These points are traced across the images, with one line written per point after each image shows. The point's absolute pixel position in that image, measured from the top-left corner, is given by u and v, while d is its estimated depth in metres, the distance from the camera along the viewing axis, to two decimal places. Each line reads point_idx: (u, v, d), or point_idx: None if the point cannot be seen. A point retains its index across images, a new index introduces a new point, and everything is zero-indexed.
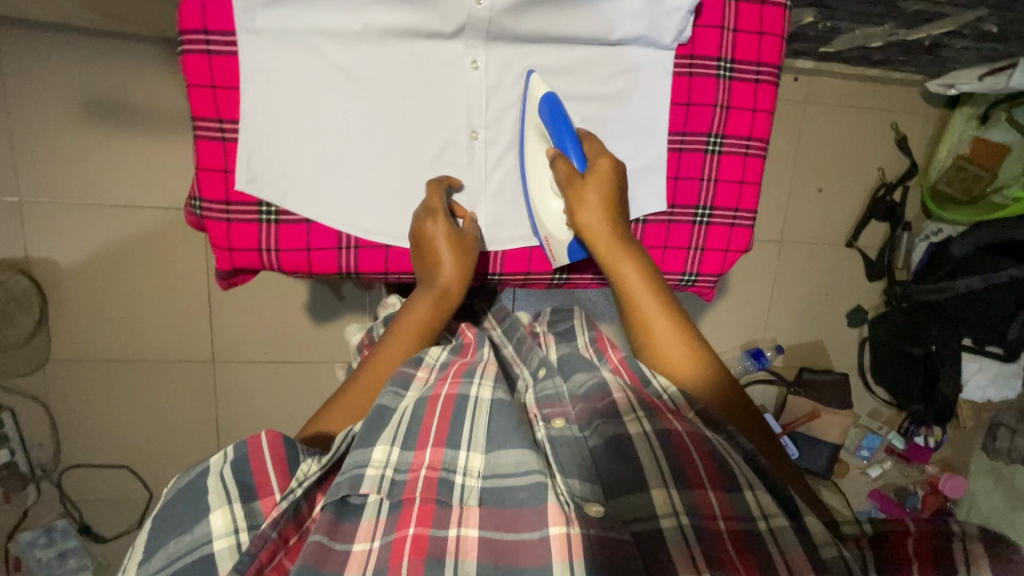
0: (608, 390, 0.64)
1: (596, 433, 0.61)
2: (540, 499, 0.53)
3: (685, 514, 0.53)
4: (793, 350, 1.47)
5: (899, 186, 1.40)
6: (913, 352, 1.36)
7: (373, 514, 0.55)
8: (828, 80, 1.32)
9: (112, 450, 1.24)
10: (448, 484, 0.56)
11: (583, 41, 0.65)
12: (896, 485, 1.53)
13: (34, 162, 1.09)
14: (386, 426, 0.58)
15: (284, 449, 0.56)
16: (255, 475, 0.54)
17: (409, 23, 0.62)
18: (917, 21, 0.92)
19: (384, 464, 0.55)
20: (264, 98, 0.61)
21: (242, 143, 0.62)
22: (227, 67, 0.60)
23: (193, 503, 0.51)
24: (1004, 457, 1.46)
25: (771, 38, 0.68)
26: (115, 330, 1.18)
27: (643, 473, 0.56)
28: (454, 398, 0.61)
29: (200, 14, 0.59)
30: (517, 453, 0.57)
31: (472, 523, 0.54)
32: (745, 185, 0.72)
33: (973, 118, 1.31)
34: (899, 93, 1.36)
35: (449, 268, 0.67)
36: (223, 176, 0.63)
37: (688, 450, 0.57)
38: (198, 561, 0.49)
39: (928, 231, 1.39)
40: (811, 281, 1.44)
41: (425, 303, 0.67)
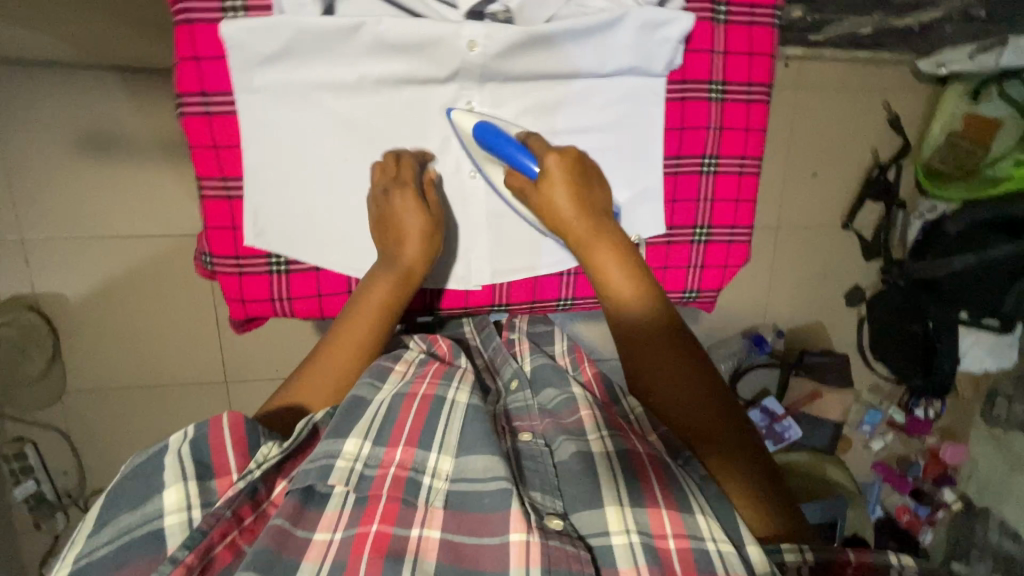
0: (575, 406, 0.71)
1: (562, 449, 0.66)
2: (506, 504, 0.57)
3: (637, 533, 0.56)
4: (793, 333, 1.49)
5: (893, 165, 1.41)
6: (913, 330, 1.41)
7: (338, 505, 0.57)
8: (820, 65, 1.31)
9: None
10: (415, 484, 0.59)
11: (574, 75, 0.66)
12: (899, 455, 1.59)
13: (32, 199, 1.09)
14: (358, 417, 0.62)
15: (245, 431, 0.59)
16: (213, 455, 0.57)
17: (402, 71, 0.64)
18: (905, 10, 0.92)
19: (355, 457, 0.59)
20: (273, 152, 0.65)
21: (251, 198, 0.66)
22: (226, 125, 0.64)
23: (146, 481, 0.55)
24: (1002, 424, 1.49)
25: (760, 57, 0.70)
26: (128, 357, 1.20)
27: (600, 491, 0.60)
28: (431, 399, 0.66)
29: (197, 79, 0.62)
30: (485, 460, 0.60)
31: (435, 523, 0.57)
32: (740, 203, 0.74)
33: (965, 94, 1.31)
34: (891, 72, 1.35)
35: (413, 250, 0.66)
36: (232, 233, 0.66)
37: (645, 469, 0.62)
38: (149, 533, 0.53)
39: (923, 209, 1.40)
40: (809, 265, 1.45)
41: (386, 280, 0.66)
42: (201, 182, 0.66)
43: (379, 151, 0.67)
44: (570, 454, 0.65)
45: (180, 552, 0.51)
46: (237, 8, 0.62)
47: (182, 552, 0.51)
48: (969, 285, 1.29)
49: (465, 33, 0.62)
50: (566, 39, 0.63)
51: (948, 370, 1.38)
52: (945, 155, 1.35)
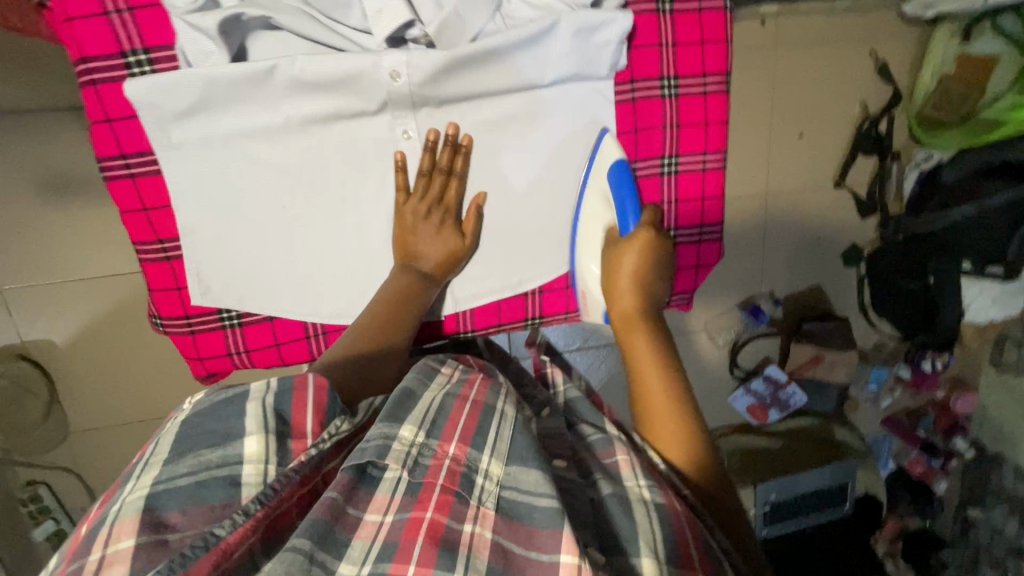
0: (612, 448, 0.66)
1: (600, 486, 0.61)
2: (558, 522, 0.51)
3: None
4: (793, 300, 1.46)
5: (884, 116, 1.34)
6: (912, 288, 1.36)
7: (389, 490, 0.53)
8: (799, 19, 1.25)
9: None
10: (468, 482, 0.55)
11: (500, 94, 0.80)
12: (908, 409, 1.58)
13: (6, 249, 1.09)
14: (411, 409, 0.60)
15: (326, 397, 0.56)
16: (294, 412, 0.53)
17: (346, 108, 0.76)
18: None
19: (409, 443, 0.56)
20: (257, 198, 0.78)
21: (248, 244, 0.79)
22: (148, 184, 0.77)
23: (225, 420, 0.50)
24: (1012, 369, 1.43)
25: (713, 44, 0.85)
26: (125, 394, 1.21)
27: (637, 541, 0.54)
28: (480, 406, 0.62)
29: (114, 143, 0.76)
30: (538, 473, 0.56)
31: (488, 525, 0.52)
32: (704, 199, 0.90)
33: (956, 34, 1.24)
34: (876, 17, 1.27)
35: (433, 248, 0.81)
36: (177, 293, 0.81)
37: (683, 525, 0.57)
38: (222, 476, 0.48)
39: (919, 158, 1.35)
40: (803, 229, 1.41)
41: (404, 273, 0.79)
42: (138, 246, 0.80)
43: (343, 180, 0.79)
44: (607, 493, 0.59)
45: (254, 506, 0.46)
46: (142, 62, 0.75)
47: (255, 505, 0.46)
48: (968, 235, 1.24)
49: (386, 66, 0.73)
50: (476, 64, 0.76)
51: (951, 323, 1.36)
52: (939, 101, 1.28)
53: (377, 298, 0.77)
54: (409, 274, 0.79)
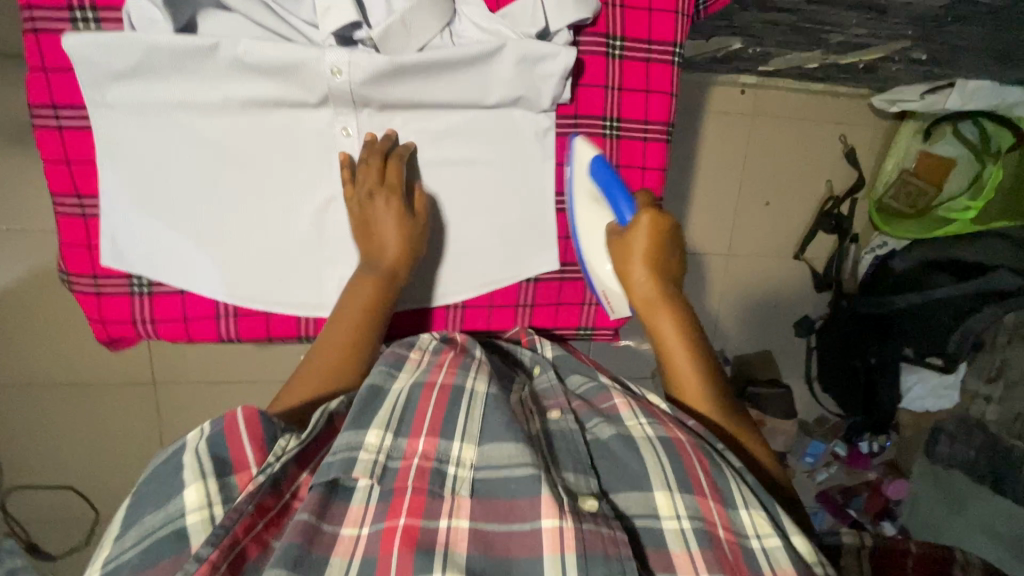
0: (609, 392, 0.64)
1: (599, 431, 0.60)
2: (534, 490, 0.51)
3: (689, 518, 0.52)
4: (744, 362, 1.47)
5: (847, 199, 1.40)
6: (854, 366, 1.39)
7: (363, 498, 0.51)
8: (776, 93, 1.31)
9: (55, 471, 1.24)
10: (440, 474, 0.53)
11: (445, 109, 0.62)
12: (843, 486, 1.52)
13: None
14: (377, 410, 0.55)
15: (261, 427, 0.52)
16: (232, 449, 0.51)
17: (267, 92, 0.56)
18: (845, 48, 0.89)
19: (378, 448, 0.53)
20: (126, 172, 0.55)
21: (108, 220, 0.56)
22: (80, 140, 0.55)
23: (165, 485, 0.48)
24: (944, 463, 1.48)
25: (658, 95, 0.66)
26: (52, 354, 1.17)
27: (651, 478, 0.54)
28: (449, 389, 0.59)
29: (46, 89, 0.54)
30: (511, 444, 0.54)
31: (463, 513, 0.50)
32: None
33: (919, 133, 1.30)
34: (849, 105, 1.35)
35: (384, 255, 0.59)
36: (87, 250, 0.57)
37: (693, 458, 0.55)
38: (167, 539, 0.46)
39: (874, 244, 1.39)
40: (760, 293, 1.44)
41: (356, 290, 0.59)
42: None
43: None
44: (609, 435, 0.58)
45: (205, 550, 0.43)
46: (86, 15, 0.55)
47: (207, 549, 0.43)
48: (917, 324, 1.28)
49: None
50: (415, 73, 0.58)
51: (891, 405, 1.38)
52: (898, 192, 1.33)
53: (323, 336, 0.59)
54: (359, 298, 0.59)
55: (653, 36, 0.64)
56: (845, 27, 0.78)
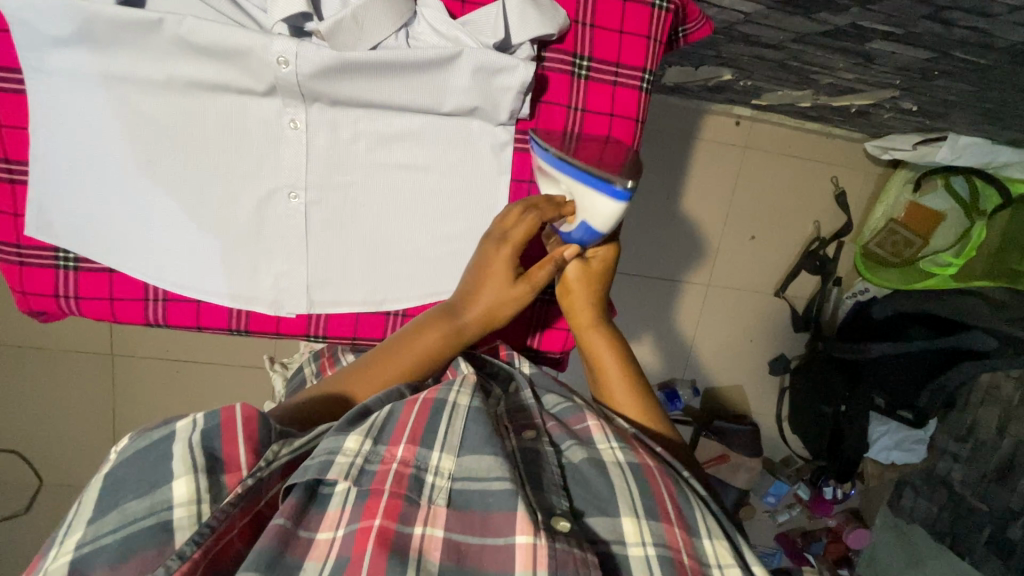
0: (582, 413, 0.61)
1: (572, 453, 0.56)
2: (509, 505, 0.48)
3: (654, 545, 0.49)
4: (712, 394, 1.45)
5: (833, 242, 1.38)
6: (823, 411, 1.36)
7: (340, 504, 0.48)
8: (771, 127, 1.29)
9: (4, 433, 1.22)
10: (417, 483, 0.49)
11: (395, 113, 0.58)
12: (803, 529, 1.54)
13: None
14: (365, 420, 0.52)
15: (258, 428, 0.48)
16: (223, 445, 0.46)
17: (211, 76, 0.53)
18: (836, 91, 0.89)
19: (356, 453, 0.49)
20: (54, 141, 0.53)
21: (34, 187, 0.54)
22: (16, 105, 0.53)
23: (151, 469, 0.44)
24: (905, 516, 1.47)
25: (621, 121, 0.60)
26: (15, 315, 1.16)
27: (616, 502, 0.52)
28: (432, 402, 0.53)
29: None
30: (488, 458, 0.50)
31: (438, 522, 0.47)
32: None
33: (909, 182, 1.29)
34: (842, 148, 1.33)
35: (483, 303, 0.58)
36: (14, 220, 0.55)
37: (660, 484, 0.54)
38: (148, 528, 0.42)
39: (857, 289, 1.40)
40: (737, 327, 1.42)
41: (433, 330, 0.58)
42: None
43: None
44: (581, 459, 0.55)
45: (188, 547, 0.40)
46: None
47: (190, 546, 0.41)
48: (887, 376, 1.27)
49: None
50: (361, 75, 0.54)
51: (854, 456, 1.34)
52: (883, 240, 1.32)
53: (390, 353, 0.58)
54: (437, 333, 0.58)
55: (621, 62, 0.60)
56: (832, 69, 0.77)
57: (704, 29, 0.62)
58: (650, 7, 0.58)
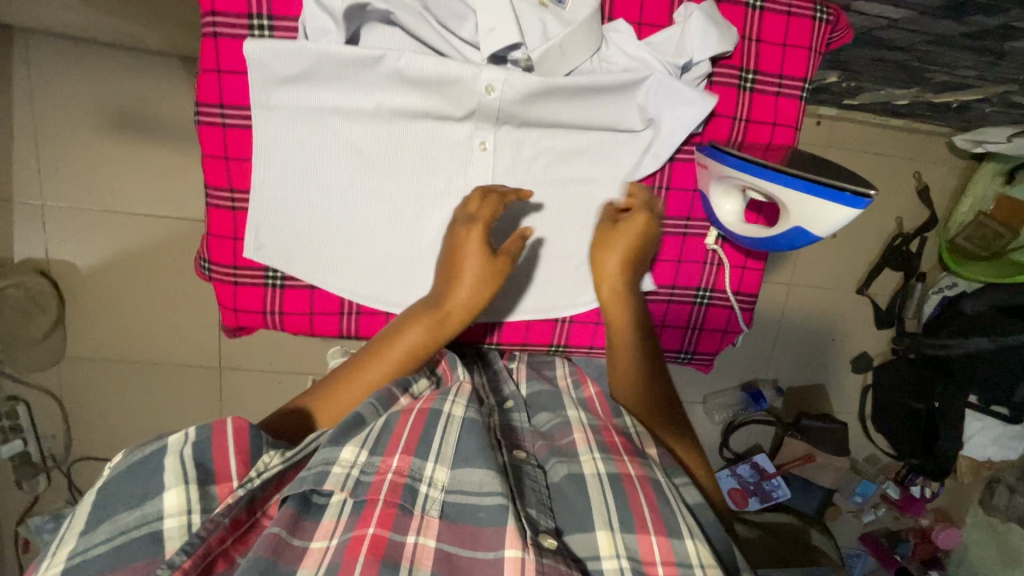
0: (569, 427, 0.61)
1: (554, 471, 0.57)
2: (501, 520, 0.50)
3: (626, 558, 0.49)
4: (794, 393, 1.45)
5: (917, 237, 1.36)
6: (915, 408, 1.35)
7: (335, 514, 0.50)
8: (854, 125, 1.30)
9: (116, 447, 1.26)
10: (412, 492, 0.51)
11: (571, 130, 0.64)
12: (888, 530, 1.50)
13: (57, 168, 1.12)
14: (360, 429, 0.54)
15: (251, 440, 0.51)
16: (216, 459, 0.49)
17: (416, 104, 0.59)
18: (944, 88, 0.90)
19: (351, 464, 0.51)
20: (273, 167, 0.59)
21: (253, 213, 0.60)
22: (241, 139, 0.59)
23: (144, 482, 0.47)
24: (1000, 514, 1.40)
25: (783, 129, 0.64)
26: (133, 331, 1.21)
27: (591, 517, 0.52)
28: (426, 411, 0.56)
29: (217, 91, 0.58)
30: (481, 472, 0.52)
31: (431, 533, 0.50)
32: (747, 269, 0.69)
33: (999, 174, 1.28)
34: (924, 143, 1.34)
35: (465, 291, 0.60)
36: (232, 243, 0.61)
37: (637, 491, 0.54)
38: (143, 537, 0.45)
39: (943, 283, 1.37)
40: (817, 325, 1.43)
41: (421, 325, 0.60)
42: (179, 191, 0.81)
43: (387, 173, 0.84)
44: (562, 476, 0.56)
45: (179, 557, 0.43)
46: (264, 27, 0.57)
47: (180, 557, 0.43)
48: (981, 369, 1.24)
49: None
50: (550, 99, 0.60)
51: (950, 455, 1.31)
52: (972, 234, 1.32)
53: (372, 361, 0.60)
54: (425, 330, 0.60)
55: (783, 73, 0.63)
56: (953, 68, 0.78)
57: (846, 38, 0.65)
58: (811, 19, 0.62)
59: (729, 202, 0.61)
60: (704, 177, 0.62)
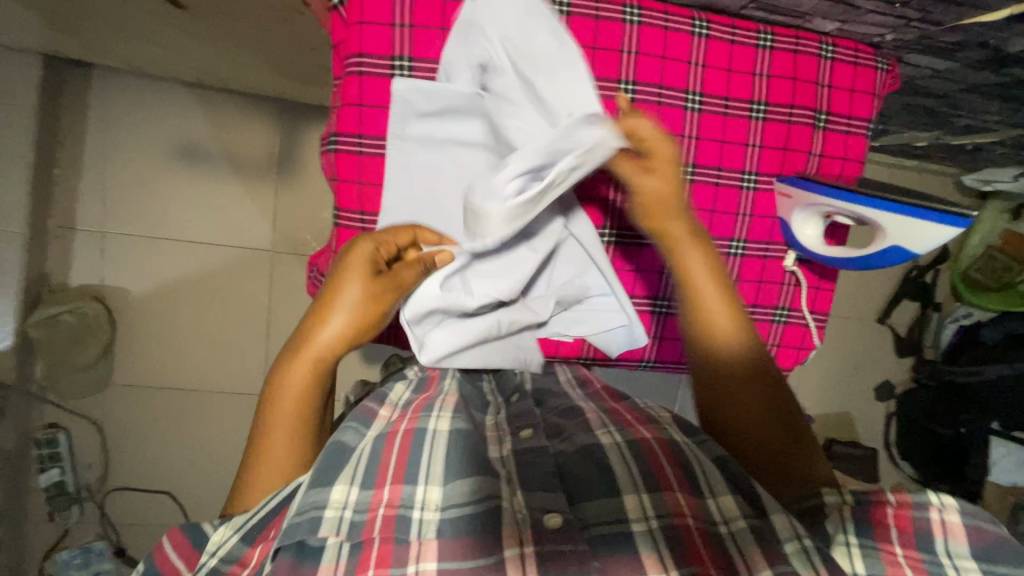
0: (580, 408, 0.68)
1: (571, 439, 0.63)
2: (496, 523, 0.52)
3: (655, 518, 0.54)
4: (821, 420, 1.49)
5: (931, 268, 1.46)
6: (943, 435, 1.40)
7: (334, 557, 0.49)
8: (871, 165, 1.39)
9: (154, 476, 1.24)
10: (405, 521, 0.52)
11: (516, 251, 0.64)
12: None
13: (120, 198, 1.16)
14: (344, 465, 0.55)
15: (188, 537, 0.54)
16: (167, 574, 0.52)
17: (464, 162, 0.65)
18: (963, 131, 0.99)
19: (343, 505, 0.52)
20: (401, 194, 0.64)
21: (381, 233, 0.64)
22: (374, 166, 0.65)
23: None
24: None
25: (852, 163, 0.72)
26: (180, 358, 1.22)
27: (617, 480, 0.57)
28: (413, 431, 0.59)
29: (356, 122, 0.64)
30: (471, 481, 0.54)
31: (430, 556, 0.49)
32: (820, 290, 0.75)
33: (1005, 212, 1.34)
34: (934, 182, 1.43)
35: (332, 323, 0.59)
36: None
37: (655, 454, 0.59)
38: None
39: (959, 314, 1.42)
40: (842, 354, 1.48)
41: (295, 368, 0.58)
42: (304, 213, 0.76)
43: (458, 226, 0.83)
44: (578, 446, 0.62)
45: None
46: (402, 67, 0.63)
47: None
48: (1006, 397, 1.28)
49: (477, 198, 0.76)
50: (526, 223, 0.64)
51: (977, 479, 1.34)
52: (983, 266, 1.39)
53: (270, 426, 0.57)
54: (307, 375, 0.58)
55: (851, 114, 0.71)
56: (978, 114, 0.87)
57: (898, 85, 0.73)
58: (874, 69, 0.70)
59: (810, 228, 0.67)
60: (785, 206, 0.69)
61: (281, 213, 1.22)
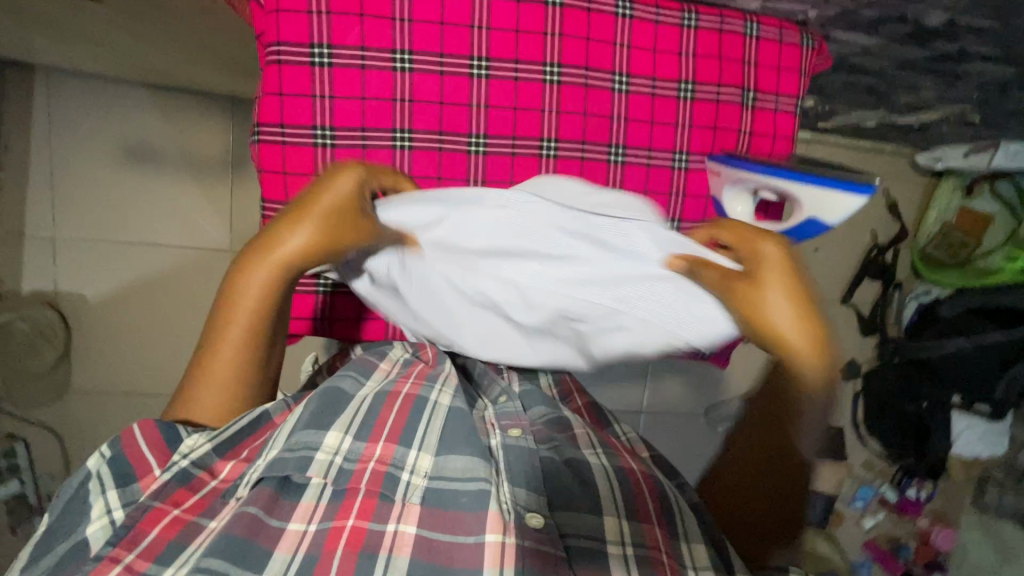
0: (573, 424, 0.71)
1: (556, 451, 0.65)
2: (483, 504, 0.55)
3: (631, 544, 0.57)
4: None
5: (891, 247, 1.47)
6: (907, 411, 1.41)
7: (314, 497, 0.55)
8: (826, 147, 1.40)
9: None
10: (394, 479, 0.56)
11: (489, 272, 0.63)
12: (890, 536, 1.54)
13: (69, 201, 1.14)
14: (341, 412, 0.61)
15: (162, 433, 0.56)
16: (134, 463, 0.54)
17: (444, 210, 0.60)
18: (907, 109, 1.00)
19: (334, 451, 0.57)
20: None
21: None
22: (299, 154, 0.64)
23: (69, 517, 0.50)
24: (992, 511, 1.46)
25: (783, 140, 0.74)
26: (140, 362, 1.20)
27: (601, 504, 0.60)
28: (414, 399, 0.63)
29: (277, 111, 0.63)
30: (466, 460, 0.59)
31: (411, 520, 0.54)
32: None
33: (958, 188, 1.40)
34: (891, 162, 1.45)
35: (303, 238, 0.58)
36: None
37: (639, 485, 0.64)
38: (73, 549, 0.49)
39: (918, 291, 1.46)
40: None
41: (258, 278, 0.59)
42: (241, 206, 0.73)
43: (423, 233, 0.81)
44: (566, 460, 0.64)
45: (105, 549, 0.47)
46: (322, 54, 0.62)
47: (106, 548, 0.47)
48: (959, 368, 1.31)
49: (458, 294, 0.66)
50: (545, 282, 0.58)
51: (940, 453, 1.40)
52: (939, 243, 1.42)
53: (223, 331, 0.60)
54: (267, 281, 0.59)
55: (779, 92, 0.73)
56: (915, 90, 0.89)
57: (826, 62, 0.75)
58: (800, 46, 0.72)
59: (740, 205, 0.67)
60: (716, 184, 0.70)
61: (238, 213, 1.21)
